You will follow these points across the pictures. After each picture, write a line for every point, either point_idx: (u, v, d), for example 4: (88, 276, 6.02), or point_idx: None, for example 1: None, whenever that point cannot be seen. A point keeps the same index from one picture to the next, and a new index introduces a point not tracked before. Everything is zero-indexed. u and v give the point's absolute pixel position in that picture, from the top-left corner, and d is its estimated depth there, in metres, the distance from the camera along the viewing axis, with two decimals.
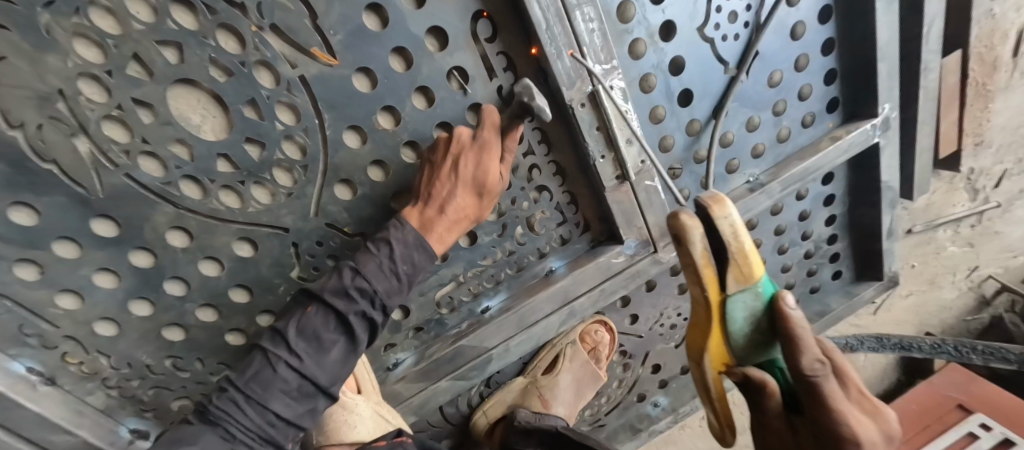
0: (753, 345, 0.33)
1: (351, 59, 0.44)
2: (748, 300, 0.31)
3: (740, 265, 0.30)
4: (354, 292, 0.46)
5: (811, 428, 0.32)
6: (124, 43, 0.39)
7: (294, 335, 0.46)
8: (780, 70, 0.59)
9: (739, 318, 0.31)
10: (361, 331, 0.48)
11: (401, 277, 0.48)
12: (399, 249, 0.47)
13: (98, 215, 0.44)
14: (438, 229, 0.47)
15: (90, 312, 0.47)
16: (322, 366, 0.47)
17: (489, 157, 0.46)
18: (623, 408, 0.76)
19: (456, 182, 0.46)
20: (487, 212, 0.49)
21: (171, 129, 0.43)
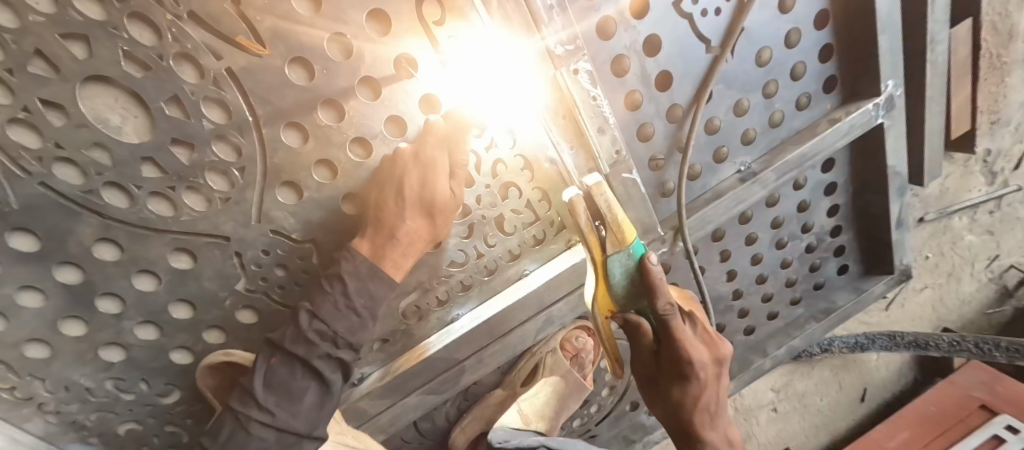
0: (631, 295, 0.39)
1: (283, 49, 0.40)
2: (625, 260, 0.36)
3: (616, 233, 0.36)
4: (314, 337, 0.42)
5: (667, 354, 0.42)
6: (24, 38, 0.35)
7: (261, 389, 0.42)
8: (769, 47, 0.54)
9: (619, 275, 0.37)
10: (331, 371, 0.43)
11: (361, 312, 0.43)
12: (353, 285, 0.42)
13: (16, 228, 0.40)
14: (389, 256, 0.43)
15: (16, 336, 0.43)
16: (298, 416, 0.43)
17: (435, 174, 0.43)
18: (615, 418, 0.71)
19: (405, 206, 0.42)
20: (444, 230, 0.46)
21: (87, 131, 0.39)
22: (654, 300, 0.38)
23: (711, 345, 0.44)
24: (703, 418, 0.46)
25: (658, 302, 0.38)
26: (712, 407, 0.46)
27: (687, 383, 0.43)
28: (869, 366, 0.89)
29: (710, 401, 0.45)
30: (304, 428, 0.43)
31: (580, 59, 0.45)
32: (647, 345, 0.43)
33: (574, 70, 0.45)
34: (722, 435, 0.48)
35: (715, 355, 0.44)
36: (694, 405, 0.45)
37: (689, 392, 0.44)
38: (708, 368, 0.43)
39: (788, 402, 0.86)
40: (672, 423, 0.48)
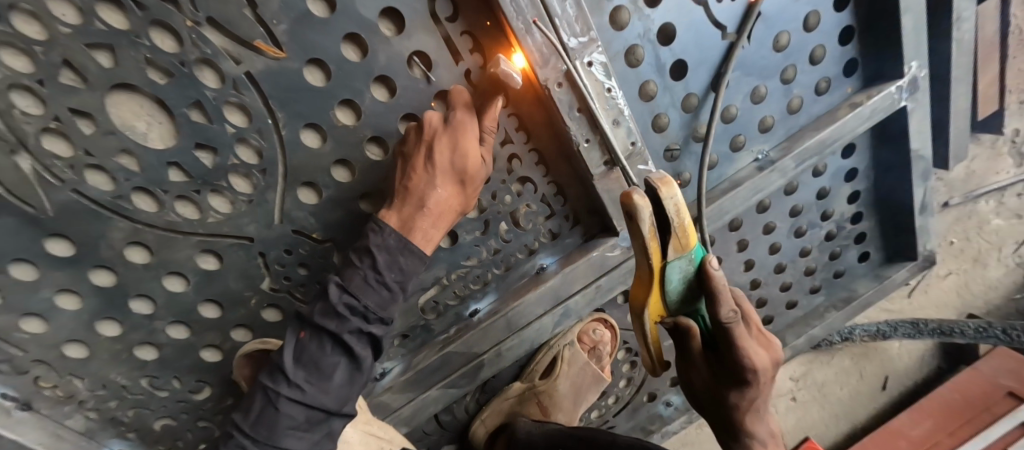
0: (683, 296, 0.37)
1: (299, 51, 0.41)
2: (685, 266, 0.35)
3: (681, 238, 0.34)
4: (344, 311, 0.41)
5: (723, 359, 0.39)
6: (53, 49, 0.36)
7: (292, 364, 0.42)
8: (787, 31, 0.53)
9: (676, 281, 0.36)
10: (361, 347, 0.43)
11: (391, 285, 0.42)
12: (383, 258, 0.42)
13: (52, 234, 0.42)
14: (417, 227, 0.43)
15: (54, 336, 0.45)
16: (329, 393, 0.42)
17: (466, 139, 0.42)
18: (633, 409, 0.71)
19: (434, 173, 0.42)
20: (473, 200, 0.45)
21: (115, 138, 0.40)
22: (719, 309, 0.35)
23: (770, 351, 0.40)
24: (751, 415, 0.44)
25: (721, 311, 0.36)
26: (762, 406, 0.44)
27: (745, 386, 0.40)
28: (891, 353, 0.88)
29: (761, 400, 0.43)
30: (333, 407, 0.43)
31: (594, 51, 0.45)
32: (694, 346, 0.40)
33: (587, 62, 0.45)
34: (768, 431, 0.46)
35: (772, 358, 0.40)
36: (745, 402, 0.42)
37: (742, 398, 0.42)
38: (766, 372, 0.40)
39: (807, 391, 0.85)
40: (716, 419, 0.47)
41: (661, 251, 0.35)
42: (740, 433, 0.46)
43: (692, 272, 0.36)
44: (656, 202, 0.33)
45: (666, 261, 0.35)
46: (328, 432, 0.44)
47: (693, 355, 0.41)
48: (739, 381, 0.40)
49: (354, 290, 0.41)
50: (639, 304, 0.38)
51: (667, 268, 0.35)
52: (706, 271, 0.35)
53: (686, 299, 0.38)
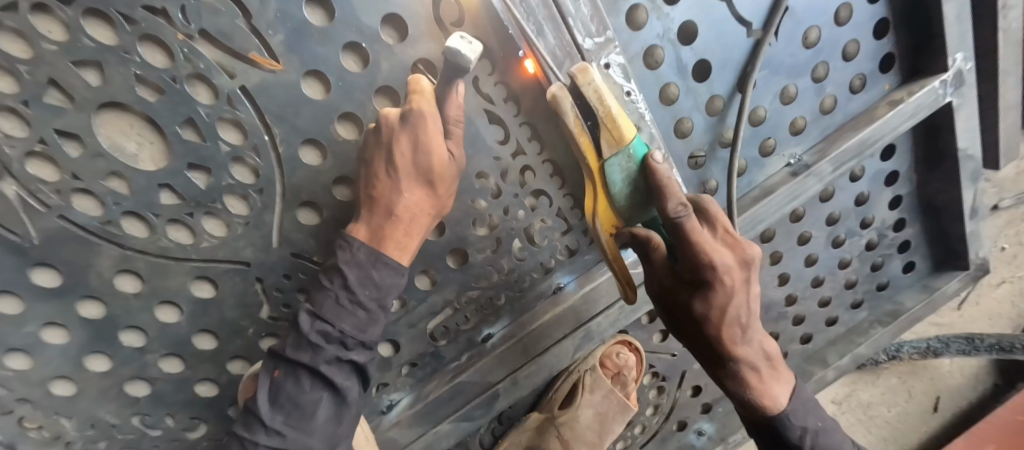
0: (634, 204, 0.35)
1: (296, 62, 0.38)
2: (624, 162, 0.34)
3: (611, 128, 0.33)
4: (318, 339, 0.37)
5: (685, 270, 0.36)
6: (38, 67, 0.34)
7: (268, 407, 0.37)
8: (817, 25, 0.49)
9: (619, 180, 0.34)
10: (343, 378, 0.38)
11: (367, 305, 0.38)
12: (353, 276, 0.37)
13: (37, 264, 0.39)
14: (388, 239, 0.38)
15: (41, 372, 0.42)
16: (313, 433, 0.38)
17: (428, 135, 0.37)
18: (661, 439, 0.65)
19: (399, 176, 0.37)
20: (448, 199, 0.41)
21: (103, 161, 0.38)
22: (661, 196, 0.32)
23: (744, 255, 0.35)
24: (735, 336, 0.39)
25: (664, 202, 0.32)
26: (745, 321, 0.38)
27: (715, 297, 0.36)
28: (941, 371, 0.81)
29: (742, 317, 0.38)
30: (321, 446, 0.38)
31: (612, 53, 0.42)
32: (662, 267, 0.37)
33: (604, 64, 0.41)
34: (759, 353, 0.41)
35: (742, 258, 0.35)
36: (720, 317, 0.37)
37: (717, 316, 0.37)
38: (735, 274, 0.35)
39: (851, 415, 0.79)
40: (707, 354, 0.41)
41: (595, 146, 0.34)
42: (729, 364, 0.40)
43: (636, 171, 0.34)
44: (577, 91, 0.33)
45: (599, 153, 0.33)
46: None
47: (659, 273, 0.37)
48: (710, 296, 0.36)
49: (330, 315, 0.37)
50: (590, 214, 0.36)
51: (602, 162, 0.34)
52: (649, 166, 0.33)
53: (634, 202, 0.36)
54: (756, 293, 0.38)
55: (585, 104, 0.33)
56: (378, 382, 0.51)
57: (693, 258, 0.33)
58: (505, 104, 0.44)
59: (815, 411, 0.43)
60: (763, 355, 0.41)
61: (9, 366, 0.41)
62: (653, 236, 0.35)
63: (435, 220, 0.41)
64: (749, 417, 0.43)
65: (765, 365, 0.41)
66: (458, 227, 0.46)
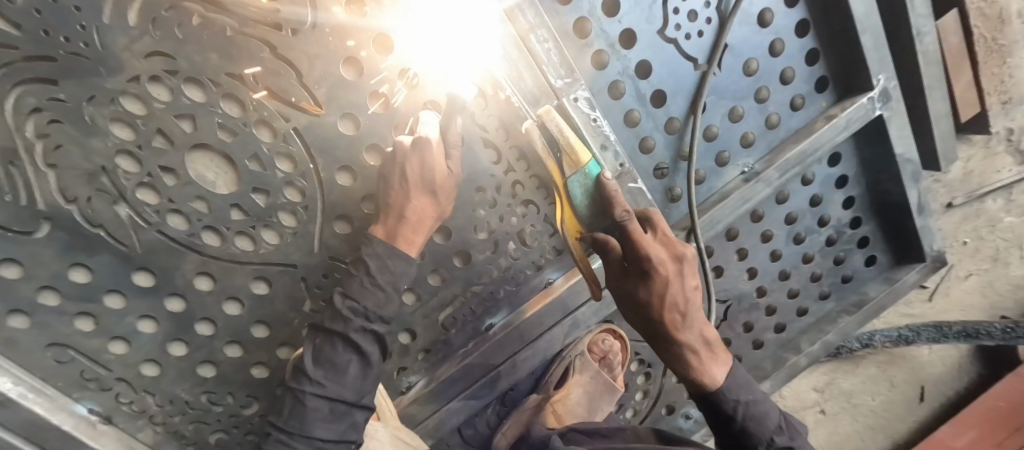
0: (593, 213, 0.46)
1: (335, 107, 0.50)
2: (583, 180, 0.45)
3: (571, 155, 0.45)
4: (349, 312, 0.47)
5: (632, 263, 0.46)
6: (150, 120, 0.47)
7: (311, 364, 0.47)
8: (755, 57, 0.59)
9: (579, 194, 0.45)
10: (368, 344, 0.48)
11: (385, 287, 0.48)
12: (374, 264, 0.48)
13: (138, 268, 0.51)
14: (402, 237, 0.49)
15: (135, 356, 0.53)
16: (346, 385, 0.48)
17: (431, 155, 0.48)
18: (652, 423, 0.72)
19: (408, 187, 0.48)
20: (448, 206, 0.51)
21: (191, 187, 0.50)
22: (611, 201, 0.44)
23: (676, 252, 0.46)
24: (676, 323, 0.48)
25: (613, 208, 0.44)
26: (684, 309, 0.47)
27: (655, 284, 0.46)
28: (921, 361, 0.86)
29: (681, 305, 0.47)
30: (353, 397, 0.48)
31: (578, 89, 0.53)
32: (616, 263, 0.47)
33: (574, 98, 0.52)
34: (699, 340, 0.49)
35: (674, 253, 0.46)
36: (661, 303, 0.46)
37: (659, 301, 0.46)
38: (669, 266, 0.45)
39: (835, 403, 0.84)
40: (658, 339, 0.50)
41: (561, 168, 0.46)
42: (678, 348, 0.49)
43: (593, 187, 0.45)
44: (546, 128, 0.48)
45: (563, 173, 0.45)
46: (352, 424, 0.49)
47: (613, 269, 0.47)
48: (652, 283, 0.46)
49: (357, 293, 0.47)
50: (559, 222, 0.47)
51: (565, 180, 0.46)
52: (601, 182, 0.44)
53: (593, 213, 0.46)
54: (692, 285, 0.47)
55: (550, 138, 0.47)
56: (398, 366, 0.60)
57: (634, 249, 0.45)
58: (497, 132, 0.55)
59: (750, 387, 0.50)
60: (703, 341, 0.49)
61: (112, 351, 0.52)
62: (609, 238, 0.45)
63: (436, 223, 0.52)
64: (699, 397, 0.51)
65: (705, 349, 0.49)
66: (461, 232, 0.57)
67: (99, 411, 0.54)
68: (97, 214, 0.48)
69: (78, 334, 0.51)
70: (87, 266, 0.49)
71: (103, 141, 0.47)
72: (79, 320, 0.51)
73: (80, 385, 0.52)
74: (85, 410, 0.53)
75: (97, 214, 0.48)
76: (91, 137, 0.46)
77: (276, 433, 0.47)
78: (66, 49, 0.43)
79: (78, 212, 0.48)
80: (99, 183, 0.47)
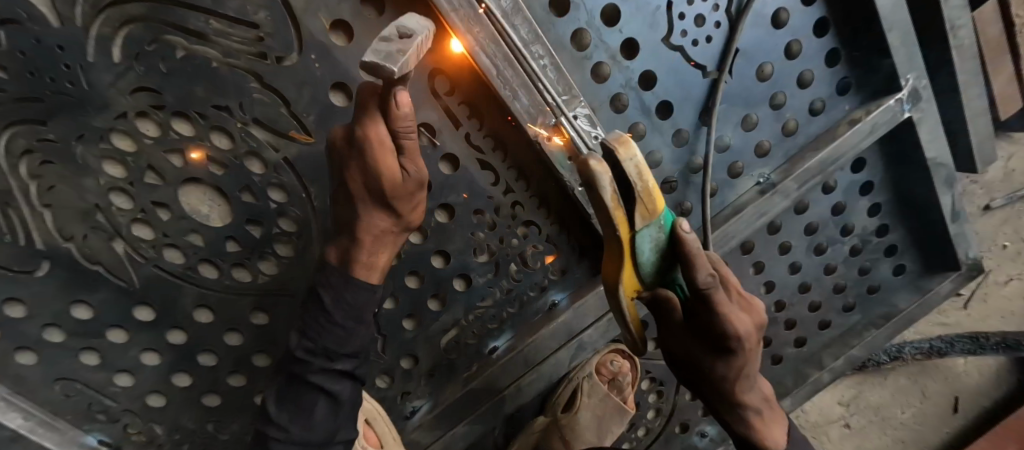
0: (659, 272, 0.35)
1: (325, 135, 0.49)
2: (655, 234, 0.32)
3: (647, 202, 0.30)
4: (305, 354, 0.43)
5: (701, 330, 0.39)
6: (140, 156, 0.46)
7: (275, 406, 0.45)
8: (769, 61, 0.55)
9: (647, 252, 0.33)
10: (333, 383, 0.44)
11: (343, 323, 0.43)
12: (328, 297, 0.42)
13: (138, 302, 0.51)
14: (355, 280, 0.42)
15: (141, 388, 0.54)
16: (314, 427, 0.45)
17: (373, 157, 0.36)
18: (666, 441, 0.70)
19: (358, 209, 0.40)
20: (416, 219, 0.43)
21: (185, 221, 0.49)
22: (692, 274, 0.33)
23: (753, 314, 0.39)
24: (741, 385, 0.43)
25: (693, 276, 0.33)
26: (751, 373, 0.43)
27: (734, 357, 0.39)
28: (957, 372, 0.81)
29: (751, 370, 0.42)
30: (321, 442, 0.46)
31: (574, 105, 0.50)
32: (677, 322, 0.40)
33: (573, 115, 0.50)
34: (758, 395, 0.45)
35: (756, 321, 0.39)
36: (734, 375, 0.41)
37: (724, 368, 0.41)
38: (751, 339, 0.39)
39: (862, 416, 0.80)
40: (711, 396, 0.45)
41: (628, 220, 0.31)
42: (736, 406, 0.45)
43: (665, 241, 0.33)
44: (615, 163, 0.29)
45: (633, 225, 0.31)
46: None
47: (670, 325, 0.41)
48: (724, 352, 0.39)
49: (314, 338, 0.43)
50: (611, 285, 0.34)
51: (634, 234, 0.32)
52: (677, 235, 0.32)
53: (659, 271, 0.35)
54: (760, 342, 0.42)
55: (618, 178, 0.30)
56: (402, 391, 0.60)
57: (714, 324, 0.36)
58: (494, 152, 0.53)
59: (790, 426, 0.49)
60: (761, 398, 0.46)
61: (117, 383, 0.53)
62: (671, 296, 0.38)
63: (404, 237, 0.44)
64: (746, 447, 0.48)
65: (763, 407, 0.46)
66: (461, 256, 0.56)
67: (109, 442, 0.55)
68: (95, 252, 0.48)
69: (83, 368, 0.51)
70: (88, 301, 0.50)
71: (95, 180, 0.46)
72: (84, 355, 0.51)
73: (89, 417, 0.53)
74: (94, 441, 0.54)
75: (95, 251, 0.48)
76: (82, 176, 0.46)
77: None
78: (52, 89, 0.43)
79: (76, 250, 0.48)
80: (94, 221, 0.47)
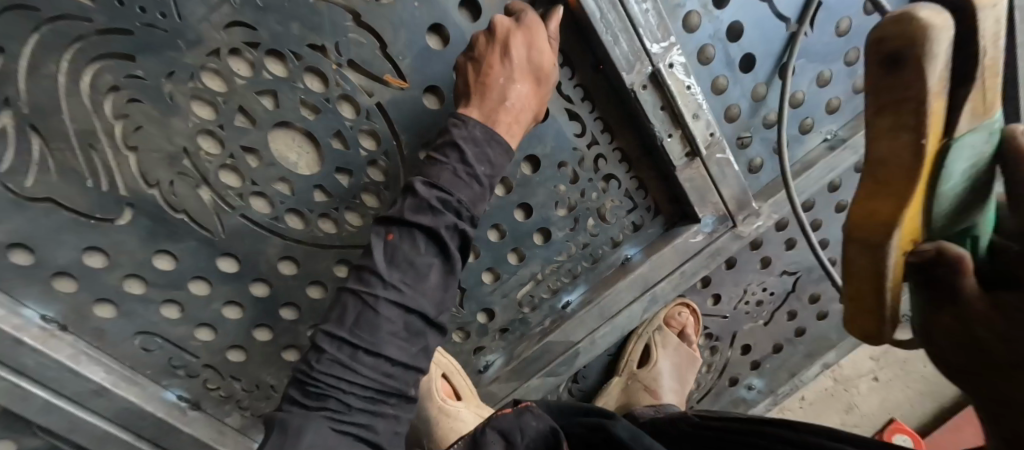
0: (952, 205, 0.23)
1: (419, 80, 0.48)
2: (977, 143, 0.22)
3: (985, 95, 0.20)
4: (439, 204, 0.41)
5: None
6: (231, 98, 0.44)
7: (385, 264, 0.40)
8: (848, 17, 0.56)
9: (955, 173, 0.22)
10: (451, 246, 0.42)
11: (482, 179, 0.43)
12: (470, 150, 0.42)
13: (222, 253, 0.49)
14: (498, 107, 0.44)
15: (221, 341, 0.53)
16: (425, 295, 0.41)
17: (537, 37, 0.44)
18: (717, 393, 0.73)
19: (513, 68, 0.44)
20: (546, 103, 0.48)
21: (273, 169, 0.47)
22: None
23: None
24: None
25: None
26: None
27: None
28: None
29: None
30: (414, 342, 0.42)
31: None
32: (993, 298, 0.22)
33: (669, 64, 0.50)
34: None
35: None
36: None
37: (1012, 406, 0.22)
38: None
39: (888, 369, 0.85)
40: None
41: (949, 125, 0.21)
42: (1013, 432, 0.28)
43: (978, 160, 0.22)
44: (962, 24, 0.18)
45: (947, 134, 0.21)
46: (424, 347, 0.42)
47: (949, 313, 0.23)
48: None
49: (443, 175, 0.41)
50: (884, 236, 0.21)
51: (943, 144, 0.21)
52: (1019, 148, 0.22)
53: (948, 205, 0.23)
54: None
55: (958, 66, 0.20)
56: (476, 346, 0.61)
57: None
58: (582, 103, 0.52)
59: None
60: None
61: (198, 337, 0.52)
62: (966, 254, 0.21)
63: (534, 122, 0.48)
64: None
65: None
66: (542, 210, 0.56)
67: (187, 398, 0.54)
68: (180, 199, 0.46)
69: (164, 321, 0.50)
70: (172, 253, 0.48)
71: (183, 122, 0.44)
72: (165, 308, 0.50)
73: (168, 372, 0.52)
74: (174, 397, 0.53)
75: (180, 199, 0.46)
76: (170, 117, 0.43)
77: (333, 351, 0.39)
78: (141, 21, 0.40)
79: (161, 197, 0.45)
80: (180, 166, 0.45)
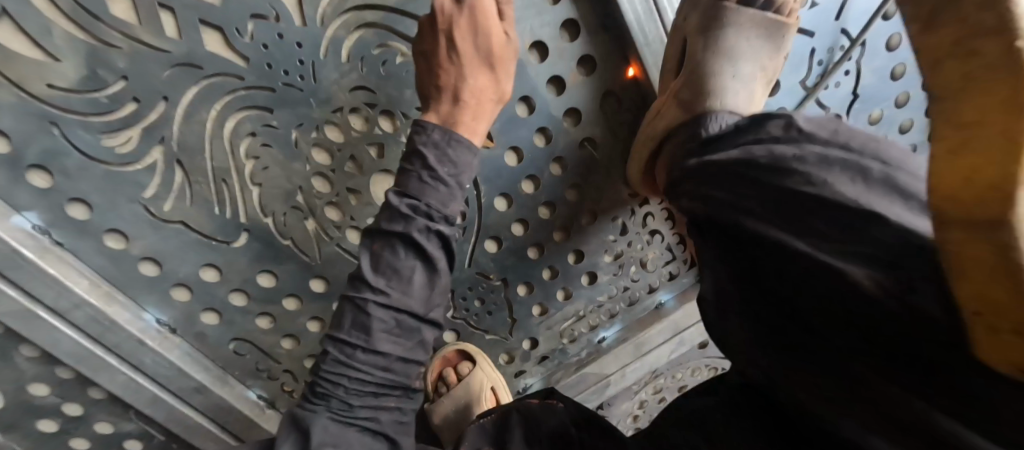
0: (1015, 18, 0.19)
1: (504, 141, 0.54)
2: None
3: None
4: (408, 210, 0.44)
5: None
6: (345, 147, 0.51)
7: (371, 271, 0.44)
8: (881, 109, 0.64)
9: None
10: (429, 244, 0.45)
11: (447, 179, 0.45)
12: (431, 154, 0.45)
13: (316, 276, 0.56)
14: (476, 106, 0.46)
15: (302, 351, 0.59)
16: (412, 296, 0.45)
17: (485, 20, 0.45)
18: None
19: (461, 60, 0.45)
20: (508, 86, 0.48)
21: (371, 207, 0.54)
22: None
23: None
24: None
25: None
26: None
27: None
28: None
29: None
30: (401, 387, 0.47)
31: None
32: None
33: None
34: None
35: None
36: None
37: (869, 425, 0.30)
38: None
39: None
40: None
41: None
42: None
43: None
44: None
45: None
46: (420, 341, 0.47)
47: None
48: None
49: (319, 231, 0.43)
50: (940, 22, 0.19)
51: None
52: None
53: None
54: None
55: None
56: (518, 369, 0.68)
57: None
58: None
59: None
60: None
61: (283, 345, 0.58)
62: None
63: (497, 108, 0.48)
64: None
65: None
66: (592, 256, 0.63)
67: (266, 397, 0.61)
68: (289, 229, 0.53)
69: (257, 331, 0.57)
70: (274, 272, 0.54)
71: (302, 164, 0.50)
72: (259, 319, 0.56)
73: (254, 375, 0.59)
74: (255, 395, 0.60)
75: (289, 228, 0.53)
76: (292, 159, 0.50)
77: (334, 352, 0.44)
78: (283, 81, 0.47)
79: (273, 226, 0.52)
80: (294, 201, 0.52)
